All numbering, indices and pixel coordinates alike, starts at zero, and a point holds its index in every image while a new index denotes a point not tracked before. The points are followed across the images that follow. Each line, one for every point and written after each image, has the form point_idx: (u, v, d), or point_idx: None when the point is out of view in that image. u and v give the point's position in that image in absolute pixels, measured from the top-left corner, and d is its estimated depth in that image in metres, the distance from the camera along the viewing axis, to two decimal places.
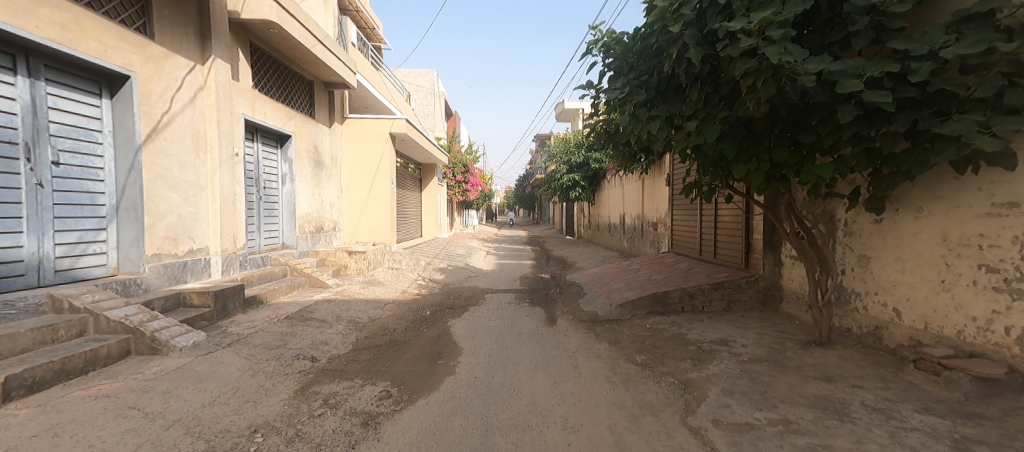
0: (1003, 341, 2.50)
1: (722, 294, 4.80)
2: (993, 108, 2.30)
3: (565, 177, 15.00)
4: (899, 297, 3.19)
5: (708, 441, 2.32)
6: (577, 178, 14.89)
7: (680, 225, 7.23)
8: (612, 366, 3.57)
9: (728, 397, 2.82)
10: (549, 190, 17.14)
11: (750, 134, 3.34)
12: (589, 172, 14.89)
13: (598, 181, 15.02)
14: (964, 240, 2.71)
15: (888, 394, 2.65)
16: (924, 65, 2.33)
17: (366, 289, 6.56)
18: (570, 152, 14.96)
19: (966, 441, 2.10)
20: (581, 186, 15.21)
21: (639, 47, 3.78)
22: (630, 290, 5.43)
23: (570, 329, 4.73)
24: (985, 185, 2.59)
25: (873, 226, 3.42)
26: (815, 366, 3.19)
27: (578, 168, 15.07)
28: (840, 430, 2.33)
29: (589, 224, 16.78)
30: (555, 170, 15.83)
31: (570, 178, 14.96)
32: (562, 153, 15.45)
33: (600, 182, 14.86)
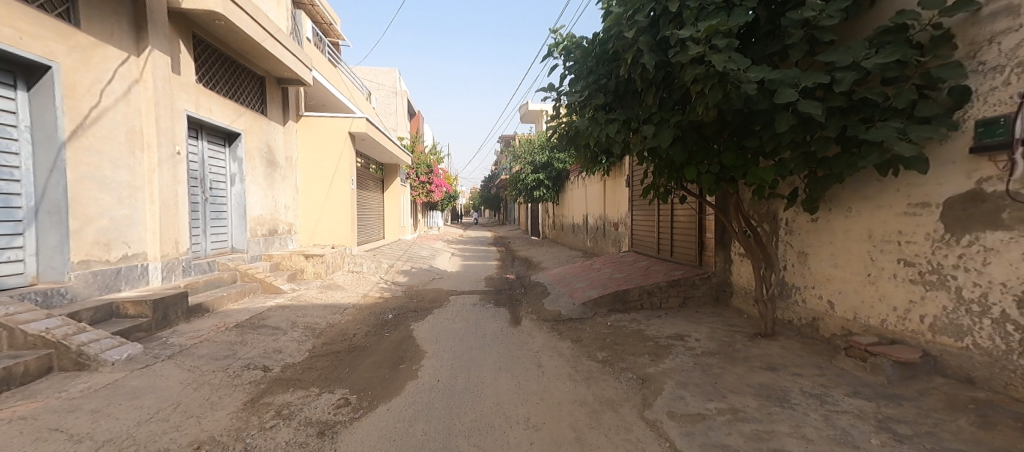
0: (918, 328, 2.76)
1: (678, 291, 5.00)
2: (908, 118, 2.56)
3: (530, 177, 15.08)
4: (833, 290, 3.44)
5: (664, 433, 2.41)
6: (542, 178, 14.99)
7: (640, 226, 7.44)
8: (575, 364, 3.64)
9: (683, 390, 2.94)
10: (514, 190, 17.14)
11: (701, 138, 3.54)
12: (553, 173, 15.01)
13: (562, 182, 15.20)
14: (885, 237, 2.97)
15: (824, 381, 2.87)
16: (851, 76, 2.54)
17: (324, 294, 6.33)
18: (535, 152, 15.09)
19: (888, 421, 2.32)
20: (546, 187, 15.33)
21: (598, 52, 3.88)
22: (592, 289, 5.56)
23: (534, 329, 4.77)
24: (900, 186, 2.87)
25: (809, 225, 3.69)
26: (761, 357, 3.39)
27: (543, 168, 15.19)
28: (781, 415, 2.49)
29: (554, 224, 16.97)
30: (520, 171, 15.87)
31: (535, 179, 15.04)
32: (527, 154, 15.56)
33: (564, 183, 15.02)
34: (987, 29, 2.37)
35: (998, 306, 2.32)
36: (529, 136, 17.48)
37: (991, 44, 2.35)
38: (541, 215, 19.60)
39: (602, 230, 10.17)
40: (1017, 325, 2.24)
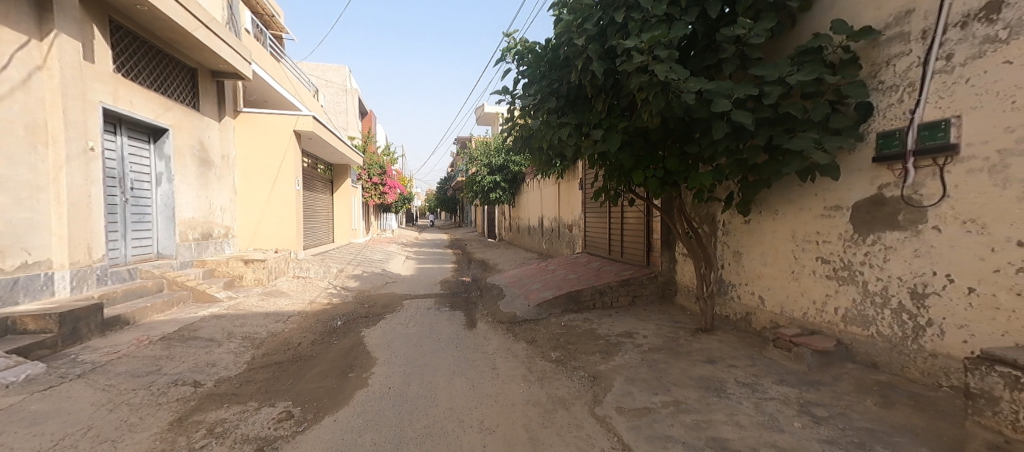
0: (833, 319, 3.06)
1: (628, 290, 5.20)
2: (824, 129, 2.83)
3: (486, 179, 15.10)
4: (763, 286, 3.73)
5: (612, 428, 2.49)
6: (498, 180, 15.06)
7: (592, 227, 7.67)
8: (529, 365, 3.68)
9: (631, 385, 3.06)
10: (470, 193, 17.08)
11: (647, 144, 3.71)
12: (509, 175, 15.15)
13: (518, 184, 15.36)
14: (806, 237, 3.27)
15: (755, 371, 3.10)
16: (775, 90, 2.77)
17: (266, 301, 5.95)
18: (491, 155, 15.16)
19: (809, 405, 2.54)
20: (502, 189, 15.38)
21: (550, 57, 3.96)
22: (547, 290, 5.65)
23: (489, 331, 4.76)
24: (817, 191, 3.16)
25: (743, 226, 3.98)
26: (701, 351, 3.60)
27: (499, 171, 15.27)
28: (718, 405, 2.66)
29: (510, 227, 17.09)
30: (476, 173, 15.84)
31: (492, 181, 15.05)
32: (482, 156, 15.58)
33: (520, 185, 15.20)
34: (885, 52, 2.68)
35: (896, 297, 2.62)
36: (485, 138, 17.51)
37: (888, 66, 2.66)
38: (498, 217, 19.68)
39: (556, 232, 10.38)
40: (910, 314, 2.54)
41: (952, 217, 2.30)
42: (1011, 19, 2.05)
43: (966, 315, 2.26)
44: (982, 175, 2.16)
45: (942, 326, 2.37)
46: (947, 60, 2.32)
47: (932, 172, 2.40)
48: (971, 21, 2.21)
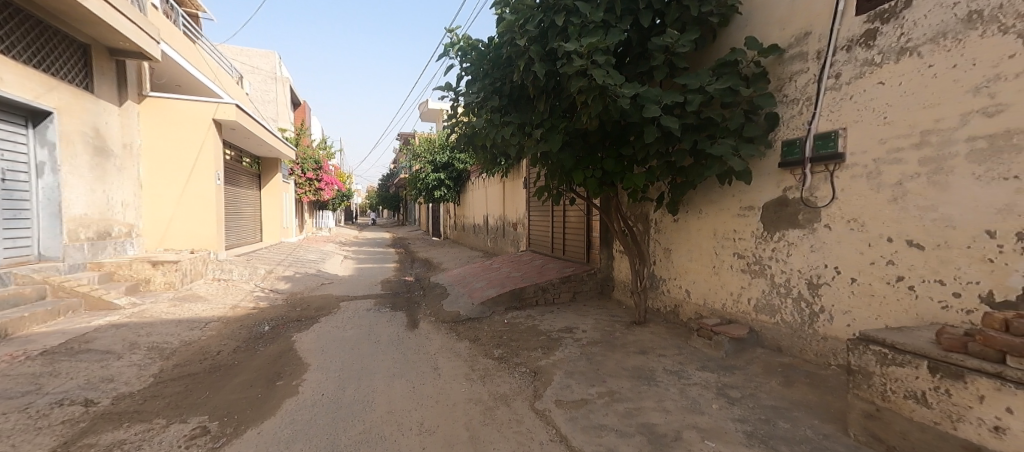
0: (747, 309, 3.37)
1: (569, 287, 5.36)
2: (740, 136, 3.11)
3: (430, 176, 14.82)
4: (689, 280, 4.02)
5: (551, 421, 2.55)
6: (443, 178, 14.84)
7: (535, 226, 7.81)
8: (471, 363, 3.66)
9: (570, 378, 3.16)
10: (413, 190, 16.65)
11: (586, 145, 3.83)
12: (454, 173, 15.00)
13: (462, 182, 15.25)
14: (725, 234, 3.57)
15: (682, 359, 3.34)
16: (699, 98, 2.99)
17: (179, 307, 5.37)
18: (435, 152, 14.90)
19: (726, 388, 2.79)
20: (447, 187, 15.18)
21: (493, 56, 3.95)
22: (491, 288, 5.65)
23: (431, 331, 4.67)
24: (734, 192, 3.46)
25: (672, 225, 4.26)
26: (635, 342, 3.81)
27: (443, 168, 15.06)
28: (648, 392, 2.83)
29: (455, 225, 16.93)
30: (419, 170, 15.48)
31: (436, 178, 14.88)
32: (425, 153, 15.27)
33: (465, 184, 15.10)
34: (789, 69, 2.99)
35: (796, 288, 2.94)
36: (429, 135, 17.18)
37: (791, 81, 2.98)
38: (442, 216, 19.39)
39: (501, 230, 10.45)
40: (807, 302, 2.87)
41: (840, 217, 2.63)
42: (884, 45, 2.38)
43: (850, 303, 2.59)
44: (862, 180, 2.48)
45: (832, 312, 2.70)
46: (836, 79, 2.64)
47: (824, 177, 2.72)
48: (855, 45, 2.54)
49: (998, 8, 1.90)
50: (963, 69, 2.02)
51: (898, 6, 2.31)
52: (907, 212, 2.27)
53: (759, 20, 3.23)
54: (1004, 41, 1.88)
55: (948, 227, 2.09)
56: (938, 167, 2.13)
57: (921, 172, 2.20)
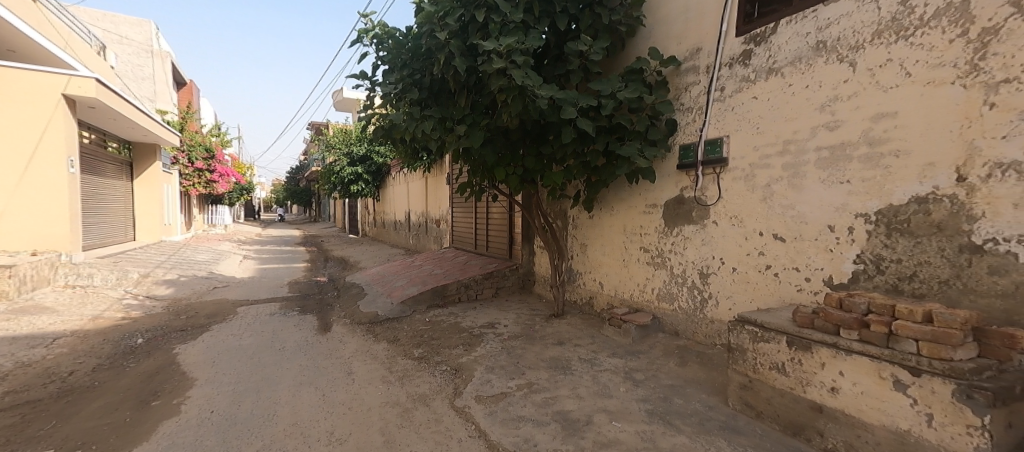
0: (651, 298, 3.68)
1: (491, 283, 5.41)
2: (645, 140, 3.38)
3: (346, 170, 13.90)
4: (602, 273, 4.28)
5: (470, 417, 2.54)
6: (360, 172, 14.01)
7: (459, 222, 7.74)
8: (389, 365, 3.51)
9: (490, 373, 3.17)
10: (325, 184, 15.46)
11: (508, 142, 3.87)
12: (373, 167, 14.27)
13: (382, 177, 14.57)
14: (633, 230, 3.86)
15: (595, 347, 3.54)
16: (611, 102, 3.18)
17: (15, 322, 4.37)
18: (351, 144, 14.00)
19: (633, 372, 3.02)
20: (365, 182, 14.36)
21: (411, 46, 3.79)
22: (412, 286, 5.48)
23: (345, 334, 4.39)
24: (640, 191, 3.76)
25: (587, 221, 4.50)
26: (553, 334, 3.95)
27: (360, 162, 14.21)
28: (564, 381, 2.96)
29: (374, 222, 16.12)
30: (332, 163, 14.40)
31: (352, 172, 13.93)
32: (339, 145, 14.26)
33: (385, 178, 14.44)
34: (684, 80, 3.32)
35: (690, 277, 3.28)
36: (344, 126, 16.10)
37: (686, 92, 3.31)
38: (360, 212, 18.35)
39: (423, 227, 10.18)
40: (699, 290, 3.22)
41: (725, 214, 2.98)
42: (757, 65, 2.74)
43: (732, 289, 2.96)
44: (741, 182, 2.85)
45: (718, 298, 3.06)
46: (721, 91, 2.99)
47: (712, 178, 3.07)
48: (735, 63, 2.89)
49: (836, 40, 2.29)
50: (813, 90, 2.41)
51: (767, 32, 2.68)
52: (774, 210, 2.65)
53: (659, 34, 3.53)
54: (840, 68, 2.27)
55: (802, 222, 2.48)
56: (795, 171, 2.51)
57: (783, 176, 2.58)
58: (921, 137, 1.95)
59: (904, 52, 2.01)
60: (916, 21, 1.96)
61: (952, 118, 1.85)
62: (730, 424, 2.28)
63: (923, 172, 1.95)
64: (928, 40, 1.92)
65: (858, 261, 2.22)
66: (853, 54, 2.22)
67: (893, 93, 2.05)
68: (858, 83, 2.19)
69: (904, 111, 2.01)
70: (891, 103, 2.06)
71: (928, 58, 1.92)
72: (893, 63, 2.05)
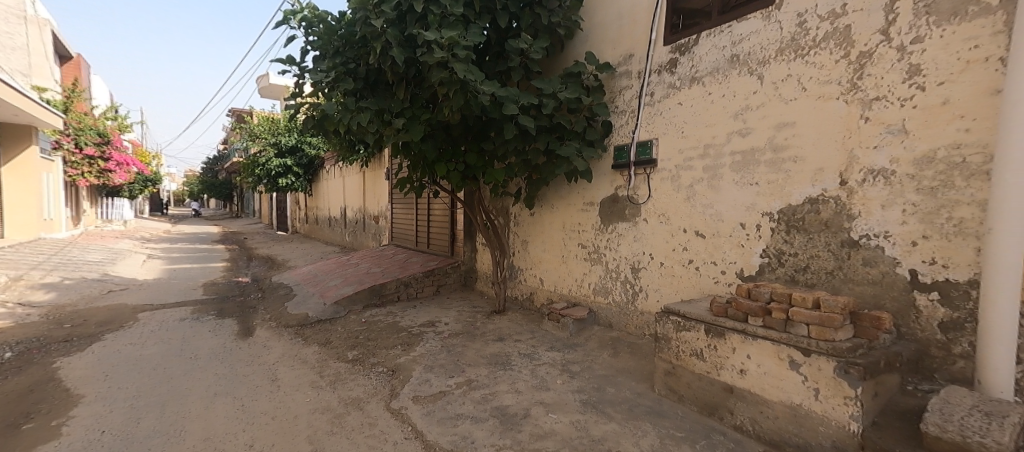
0: (588, 292, 3.83)
1: (432, 280, 5.31)
2: (583, 139, 3.49)
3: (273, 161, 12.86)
4: (542, 269, 4.37)
5: (406, 418, 2.47)
6: (290, 164, 13.04)
7: (399, 219, 7.50)
8: (319, 369, 3.31)
9: (429, 372, 3.11)
10: (248, 177, 14.18)
11: (448, 138, 3.80)
12: (305, 159, 13.37)
13: (315, 170, 13.70)
14: (571, 227, 3.98)
15: (535, 342, 3.61)
16: (551, 102, 3.24)
17: None
18: (279, 133, 12.99)
19: (569, 364, 3.12)
20: (295, 175, 13.41)
21: (345, 33, 3.57)
22: (347, 286, 5.21)
23: (270, 339, 4.07)
24: (578, 190, 3.89)
25: (528, 218, 4.57)
26: (494, 330, 3.97)
27: (290, 153, 13.24)
28: (503, 377, 2.98)
29: (306, 218, 15.14)
30: (257, 154, 13.23)
31: (281, 164, 12.78)
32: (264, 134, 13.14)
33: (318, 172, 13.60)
34: (618, 84, 3.48)
35: (623, 272, 3.45)
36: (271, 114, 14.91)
37: (620, 95, 3.46)
38: (290, 208, 17.12)
39: (360, 223, 9.74)
40: (631, 284, 3.40)
41: (654, 212, 3.17)
42: (682, 73, 2.94)
43: (659, 282, 3.15)
44: (668, 182, 3.05)
45: (647, 291, 3.26)
46: (651, 96, 3.17)
47: (643, 178, 3.25)
48: (663, 71, 3.08)
49: (748, 54, 2.52)
50: (729, 99, 2.63)
51: (690, 43, 2.88)
52: (695, 208, 2.87)
53: (595, 38, 3.67)
54: (751, 80, 2.51)
55: (720, 220, 2.71)
56: (714, 173, 2.73)
57: (704, 177, 2.80)
58: (814, 145, 2.21)
59: (801, 69, 2.26)
60: (810, 42, 2.21)
61: (837, 129, 2.11)
62: (656, 409, 2.43)
63: (815, 176, 2.21)
64: (820, 59, 2.18)
65: (764, 255, 2.47)
66: (760, 68, 2.46)
67: (793, 105, 2.29)
68: (764, 95, 2.43)
69: (801, 121, 2.26)
70: (791, 113, 2.30)
71: (820, 76, 2.18)
72: (792, 78, 2.30)
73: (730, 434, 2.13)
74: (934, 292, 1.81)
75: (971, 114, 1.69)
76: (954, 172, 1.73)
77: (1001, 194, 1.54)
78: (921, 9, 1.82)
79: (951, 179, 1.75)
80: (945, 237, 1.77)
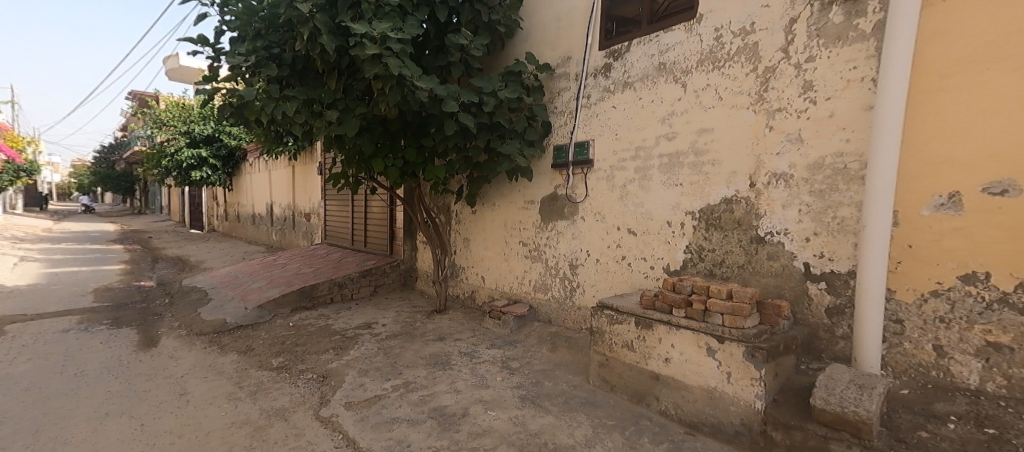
0: (528, 289, 3.89)
1: (370, 280, 5.10)
2: (524, 138, 3.53)
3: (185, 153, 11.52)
4: (484, 267, 4.37)
5: (337, 426, 2.34)
6: (206, 155, 11.78)
7: (333, 216, 7.10)
8: (239, 380, 3.03)
9: (363, 376, 2.97)
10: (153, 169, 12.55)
11: (386, 132, 3.65)
12: (224, 151, 12.16)
13: (236, 163, 12.53)
14: (513, 225, 4.01)
15: (475, 340, 3.60)
16: (491, 100, 3.23)
17: None
18: (193, 121, 11.69)
19: (509, 361, 3.15)
20: (212, 168, 12.13)
21: (266, 14, 3.27)
22: (273, 288, 4.84)
23: (180, 349, 3.65)
24: (519, 188, 3.93)
25: (470, 216, 4.54)
26: (434, 330, 3.90)
27: (206, 144, 11.96)
28: (442, 377, 2.93)
29: (227, 215, 13.81)
30: (165, 143, 11.78)
31: (192, 156, 11.38)
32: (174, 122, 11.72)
33: (240, 165, 12.45)
34: (557, 85, 3.56)
35: (562, 269, 3.55)
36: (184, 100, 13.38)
37: (559, 96, 3.55)
38: (207, 203, 15.51)
39: (290, 221, 9.07)
40: (569, 280, 3.50)
41: (591, 210, 3.29)
42: (615, 78, 3.08)
43: (595, 278, 3.28)
44: (604, 182, 3.18)
45: (584, 287, 3.37)
46: (588, 99, 3.28)
47: (581, 178, 3.36)
48: (598, 74, 3.21)
49: (674, 63, 2.70)
50: (657, 104, 2.80)
51: (623, 49, 3.02)
52: (628, 207, 3.01)
53: (535, 38, 3.72)
54: (676, 88, 2.69)
55: (649, 218, 2.87)
56: (644, 174, 2.89)
57: (635, 177, 2.95)
58: (729, 149, 2.41)
59: (717, 79, 2.46)
60: (726, 55, 2.42)
61: (747, 136, 2.33)
62: (590, 400, 2.53)
63: (729, 178, 2.42)
64: (733, 72, 2.38)
65: (686, 251, 2.66)
66: (684, 76, 2.64)
67: (711, 113, 2.49)
68: (687, 102, 2.62)
69: (718, 128, 2.47)
70: (710, 120, 2.50)
71: (733, 87, 2.38)
72: (711, 88, 2.49)
73: (656, 419, 2.27)
74: (822, 282, 2.06)
75: (851, 127, 1.94)
76: (838, 177, 1.99)
77: (872, 196, 1.79)
78: (813, 31, 2.06)
79: (836, 183, 2.00)
80: (830, 234, 2.02)
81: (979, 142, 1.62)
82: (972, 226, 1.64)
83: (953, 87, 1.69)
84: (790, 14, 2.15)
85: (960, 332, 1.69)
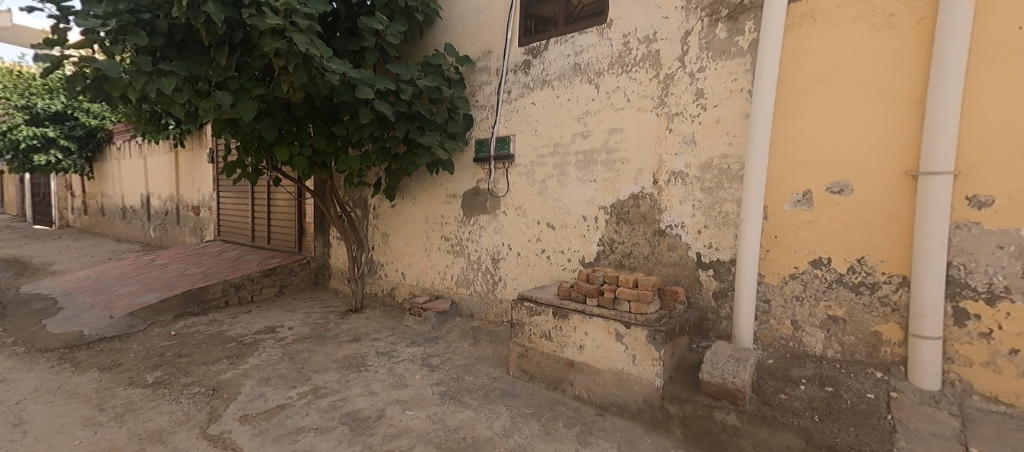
0: (450, 284, 3.84)
1: (274, 280, 4.66)
2: (445, 131, 3.45)
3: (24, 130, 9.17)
4: (404, 263, 4.21)
5: (230, 443, 2.08)
6: (56, 135, 9.62)
7: (229, 210, 6.32)
8: (100, 401, 2.55)
9: (264, 385, 2.69)
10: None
11: (290, 118, 3.31)
12: (81, 131, 10.09)
13: (98, 146, 10.52)
14: (434, 220, 3.92)
15: (393, 339, 3.47)
16: (409, 89, 3.09)
17: None
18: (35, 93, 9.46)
19: (429, 358, 3.09)
20: (63, 151, 9.98)
21: None
22: (148, 292, 4.18)
23: (15, 371, 2.97)
24: (441, 182, 3.85)
25: (389, 210, 4.34)
26: (348, 331, 3.67)
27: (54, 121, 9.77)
28: (356, 379, 2.77)
29: (87, 208, 11.58)
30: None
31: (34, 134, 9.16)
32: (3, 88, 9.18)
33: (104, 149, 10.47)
34: (478, 79, 3.54)
35: (484, 263, 3.56)
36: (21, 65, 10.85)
37: (480, 90, 3.53)
38: (60, 193, 12.84)
39: (173, 215, 7.89)
40: (491, 274, 3.53)
41: (512, 205, 3.33)
42: (534, 75, 3.14)
43: (516, 271, 3.34)
44: (524, 177, 3.23)
45: (505, 280, 3.42)
46: (508, 94, 3.31)
47: (502, 172, 3.38)
48: (518, 70, 3.25)
49: (588, 64, 2.83)
50: (573, 103, 2.92)
51: (541, 47, 3.10)
52: (546, 202, 3.11)
53: (455, 29, 3.66)
54: (589, 88, 2.82)
55: (566, 213, 2.99)
56: (561, 170, 3.00)
57: (554, 173, 3.05)
58: (636, 149, 2.60)
59: (626, 83, 2.63)
60: (633, 60, 2.59)
61: (651, 137, 2.53)
62: (509, 391, 2.57)
63: (636, 175, 2.61)
64: (639, 76, 2.57)
65: (600, 244, 2.82)
66: (597, 78, 2.78)
67: (621, 114, 2.66)
68: (600, 103, 2.77)
69: (626, 128, 2.64)
70: (620, 121, 2.67)
71: (639, 90, 2.57)
72: (620, 90, 2.66)
73: (570, 404, 2.38)
74: (710, 269, 2.32)
75: (732, 132, 2.21)
76: (723, 176, 2.25)
77: (747, 193, 2.06)
78: (703, 44, 2.30)
79: (721, 181, 2.26)
80: (717, 226, 2.29)
81: (825, 148, 1.94)
82: (820, 218, 1.97)
83: (806, 101, 1.99)
84: (686, 27, 2.37)
85: (810, 307, 2.02)
